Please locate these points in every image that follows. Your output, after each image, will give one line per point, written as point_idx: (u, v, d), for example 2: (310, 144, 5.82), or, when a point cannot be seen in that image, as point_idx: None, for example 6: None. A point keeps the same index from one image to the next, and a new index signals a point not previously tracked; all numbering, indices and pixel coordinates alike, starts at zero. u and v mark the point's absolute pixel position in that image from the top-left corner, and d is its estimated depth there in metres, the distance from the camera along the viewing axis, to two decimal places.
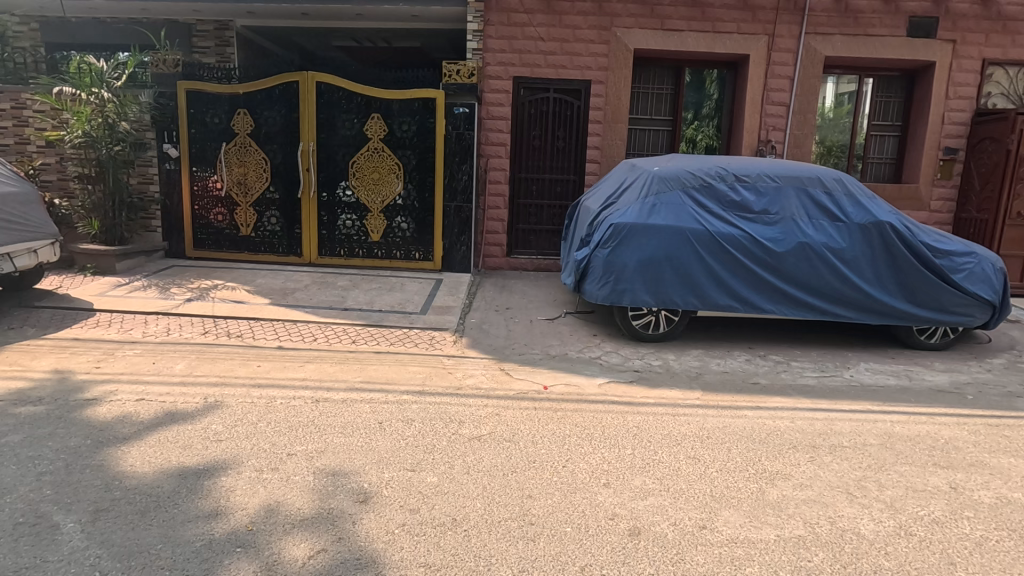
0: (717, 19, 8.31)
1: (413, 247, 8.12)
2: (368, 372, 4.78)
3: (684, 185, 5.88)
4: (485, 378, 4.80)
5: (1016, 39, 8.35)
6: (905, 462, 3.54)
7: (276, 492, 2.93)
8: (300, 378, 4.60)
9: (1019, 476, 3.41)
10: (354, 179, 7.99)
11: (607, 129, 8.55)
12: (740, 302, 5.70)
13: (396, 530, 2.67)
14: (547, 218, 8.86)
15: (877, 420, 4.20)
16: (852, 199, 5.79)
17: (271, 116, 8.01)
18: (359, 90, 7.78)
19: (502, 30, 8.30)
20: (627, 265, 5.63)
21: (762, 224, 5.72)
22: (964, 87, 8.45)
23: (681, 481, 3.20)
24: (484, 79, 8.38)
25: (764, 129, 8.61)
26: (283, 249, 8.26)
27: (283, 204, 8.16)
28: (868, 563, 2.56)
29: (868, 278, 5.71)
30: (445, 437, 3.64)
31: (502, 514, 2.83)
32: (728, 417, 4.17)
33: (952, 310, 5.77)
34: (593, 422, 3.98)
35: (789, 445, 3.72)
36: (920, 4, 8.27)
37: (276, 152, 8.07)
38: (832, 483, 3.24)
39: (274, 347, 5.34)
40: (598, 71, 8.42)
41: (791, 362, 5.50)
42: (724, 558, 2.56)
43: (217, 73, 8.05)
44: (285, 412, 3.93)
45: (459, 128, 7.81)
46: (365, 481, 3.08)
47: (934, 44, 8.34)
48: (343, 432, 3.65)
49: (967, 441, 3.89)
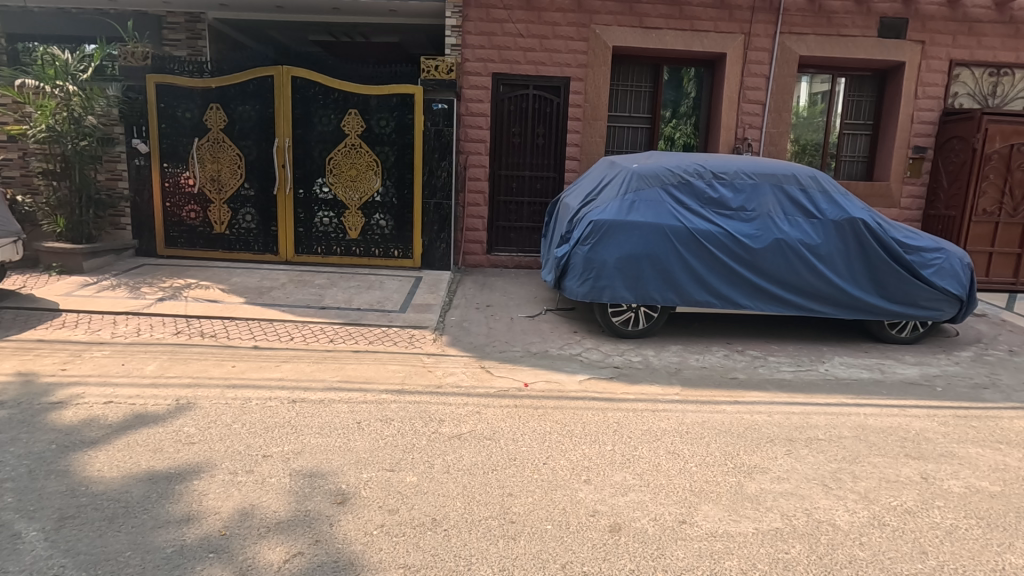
0: (695, 18, 8.38)
1: (392, 245, 8.02)
2: (346, 372, 4.71)
3: (663, 182, 5.91)
4: (466, 376, 4.77)
5: (982, 40, 8.56)
6: (879, 453, 3.61)
7: (251, 496, 2.87)
8: (276, 378, 4.51)
9: (987, 465, 3.51)
10: (331, 175, 7.87)
11: (586, 126, 8.57)
12: (718, 298, 5.76)
13: (375, 531, 2.63)
14: (528, 215, 8.85)
15: (850, 413, 4.28)
16: (827, 196, 5.89)
17: (245, 111, 7.84)
18: (336, 86, 7.66)
19: (481, 25, 8.25)
20: (607, 261, 5.64)
21: (739, 220, 5.79)
22: (932, 87, 8.66)
23: (661, 476, 3.22)
24: (463, 76, 8.34)
25: (741, 127, 8.71)
26: (259, 247, 8.10)
27: (258, 201, 8.00)
28: (843, 554, 2.60)
29: (842, 274, 5.81)
30: (424, 436, 3.60)
31: (481, 513, 2.80)
32: (707, 412, 4.20)
33: (922, 305, 5.90)
34: (574, 419, 3.98)
35: (767, 439, 3.77)
36: (891, 6, 8.44)
37: (250, 148, 7.90)
38: (808, 475, 3.29)
39: (249, 347, 5.23)
40: (578, 68, 8.43)
41: (768, 357, 5.58)
42: (704, 552, 2.57)
43: (188, 67, 7.84)
44: (261, 413, 3.85)
45: (437, 124, 7.73)
46: (343, 482, 3.03)
47: (905, 45, 8.53)
48: (320, 433, 3.59)
49: (937, 432, 3.99)
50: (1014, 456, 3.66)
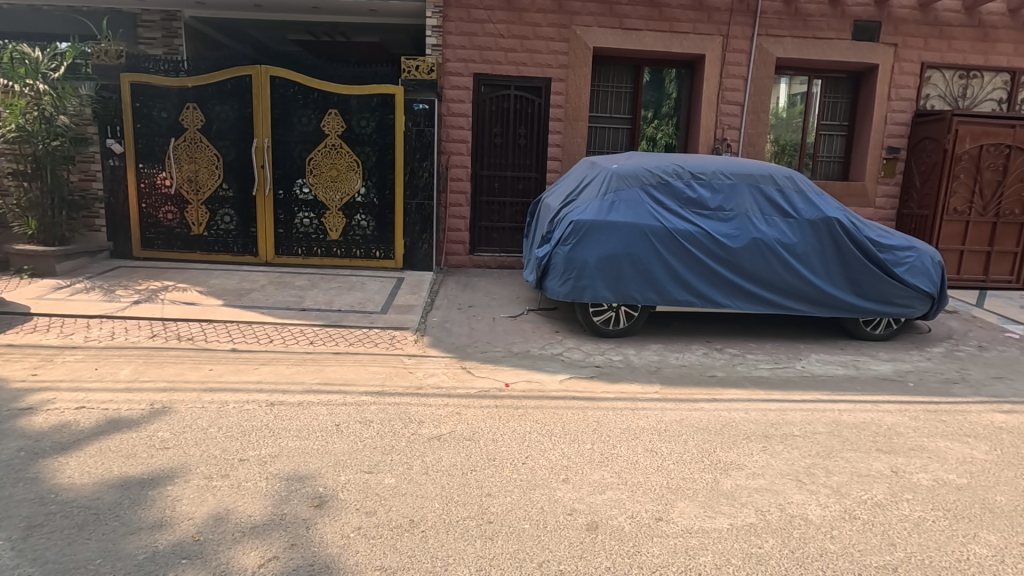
0: (674, 19, 8.46)
1: (373, 246, 7.97)
2: (326, 374, 4.68)
3: (643, 183, 5.97)
4: (446, 377, 4.76)
5: (952, 43, 8.76)
6: (851, 448, 3.69)
7: (226, 500, 2.84)
8: (254, 381, 4.46)
9: (954, 458, 3.60)
10: (311, 176, 7.81)
11: (567, 127, 8.61)
12: (697, 298, 5.82)
13: (352, 534, 2.61)
14: (510, 215, 8.87)
15: (825, 409, 4.36)
16: (803, 196, 5.99)
17: (222, 111, 7.74)
18: (316, 85, 7.60)
19: (462, 26, 8.25)
20: (588, 261, 5.67)
21: (717, 220, 5.87)
22: (905, 89, 8.85)
23: (639, 474, 3.25)
24: (444, 76, 8.33)
25: (720, 128, 8.82)
26: (238, 249, 8.00)
27: (237, 202, 7.90)
28: (815, 547, 2.65)
29: (818, 272, 5.92)
30: (404, 437, 3.60)
31: (459, 514, 2.81)
32: (686, 410, 4.25)
33: (896, 302, 6.04)
34: (553, 419, 4.00)
35: (743, 435, 3.83)
36: (864, 9, 8.61)
37: (228, 148, 7.80)
38: (783, 471, 3.35)
39: (227, 349, 5.17)
40: (559, 69, 8.46)
41: (746, 355, 5.65)
42: (679, 549, 2.61)
43: (164, 65, 7.71)
44: (238, 417, 3.80)
45: (419, 125, 7.69)
46: (321, 485, 3.01)
47: (878, 48, 8.70)
48: (298, 436, 3.56)
49: (908, 427, 4.08)
50: (981, 449, 3.76)
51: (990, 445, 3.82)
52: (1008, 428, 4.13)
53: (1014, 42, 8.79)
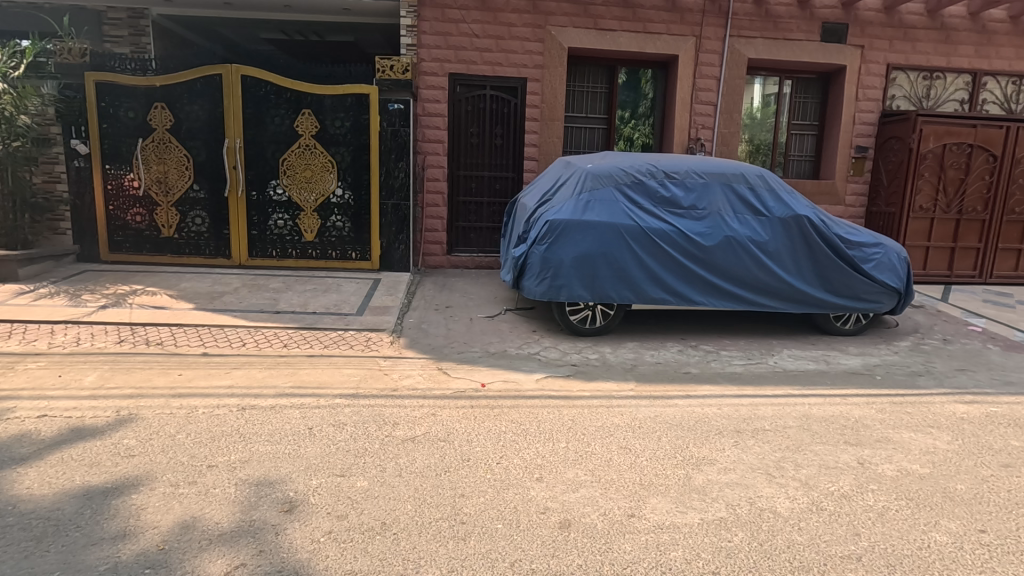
0: (648, 20, 8.54)
1: (350, 247, 7.88)
2: (300, 377, 4.63)
3: (617, 182, 6.01)
4: (422, 378, 4.74)
5: (916, 45, 9.00)
6: (820, 441, 3.76)
7: (193, 508, 2.78)
8: (225, 386, 4.38)
9: (918, 449, 3.70)
10: (285, 177, 7.70)
11: (544, 127, 8.63)
12: (672, 296, 5.88)
13: (322, 538, 2.58)
14: (488, 215, 8.86)
15: (796, 403, 4.45)
16: (774, 194, 6.09)
17: (192, 111, 7.59)
18: (288, 85, 7.50)
19: (436, 26, 8.22)
20: (563, 260, 5.69)
21: (691, 219, 5.94)
22: (871, 89, 9.07)
23: (612, 471, 3.28)
24: (420, 76, 8.30)
25: (694, 128, 8.94)
26: (210, 251, 7.85)
27: (209, 204, 7.75)
28: (782, 539, 2.70)
29: (789, 269, 6.03)
30: (377, 439, 3.57)
31: (432, 515, 2.79)
32: (660, 407, 4.30)
33: (864, 298, 6.18)
34: (529, 418, 4.00)
35: (715, 431, 3.88)
36: (832, 12, 8.80)
37: (199, 149, 7.65)
38: (753, 465, 3.40)
39: (198, 354, 5.07)
40: (534, 69, 8.48)
41: (720, 351, 5.73)
42: (651, 544, 2.63)
43: (131, 64, 7.53)
44: (208, 422, 3.73)
45: (394, 125, 7.63)
46: (292, 490, 2.97)
47: (846, 49, 8.90)
48: (269, 440, 3.50)
49: (875, 419, 4.19)
50: (944, 439, 3.87)
51: (952, 435, 3.93)
52: (969, 418, 4.26)
53: (975, 44, 9.05)
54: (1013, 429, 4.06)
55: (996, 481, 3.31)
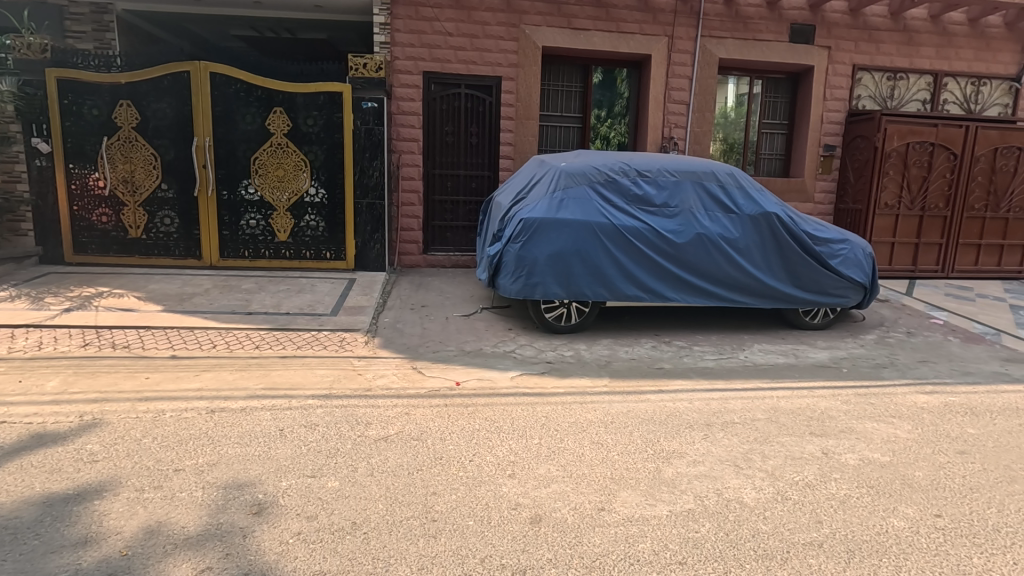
0: (621, 20, 8.62)
1: (324, 247, 7.79)
2: (272, 378, 4.57)
3: (590, 180, 6.06)
4: (397, 378, 4.72)
5: (880, 47, 9.24)
6: (786, 433, 3.85)
7: (158, 512, 2.73)
8: (194, 389, 4.31)
9: (880, 438, 3.81)
10: (256, 176, 7.59)
11: (519, 125, 8.65)
12: (646, 293, 5.96)
13: (291, 539, 2.57)
14: (464, 214, 8.86)
15: (764, 397, 4.54)
16: (744, 192, 6.21)
17: (159, 108, 7.42)
18: (259, 83, 7.39)
19: (410, 24, 8.18)
20: (538, 258, 5.71)
21: (663, 217, 6.02)
22: (838, 89, 9.29)
23: (584, 466, 3.31)
24: (394, 74, 8.25)
25: (667, 127, 9.05)
26: (180, 252, 7.69)
27: (178, 203, 7.59)
28: (747, 528, 2.77)
29: (759, 265, 6.14)
30: (350, 439, 3.55)
31: (403, 514, 2.79)
32: (633, 402, 4.35)
33: (832, 292, 6.33)
34: (503, 415, 4.02)
35: (686, 425, 3.95)
36: (800, 13, 8.99)
37: (167, 148, 7.49)
38: (721, 457, 3.47)
39: (166, 356, 4.97)
40: (509, 68, 8.49)
41: (693, 347, 5.82)
42: (620, 537, 2.67)
43: (94, 60, 7.33)
44: (175, 426, 3.66)
45: (368, 123, 7.56)
46: (261, 492, 2.94)
47: (813, 50, 9.10)
48: (239, 442, 3.46)
49: (840, 410, 4.30)
50: (904, 428, 4.00)
51: (912, 424, 4.07)
52: (928, 408, 4.41)
53: (936, 46, 9.33)
54: (970, 418, 4.22)
55: (952, 467, 3.43)
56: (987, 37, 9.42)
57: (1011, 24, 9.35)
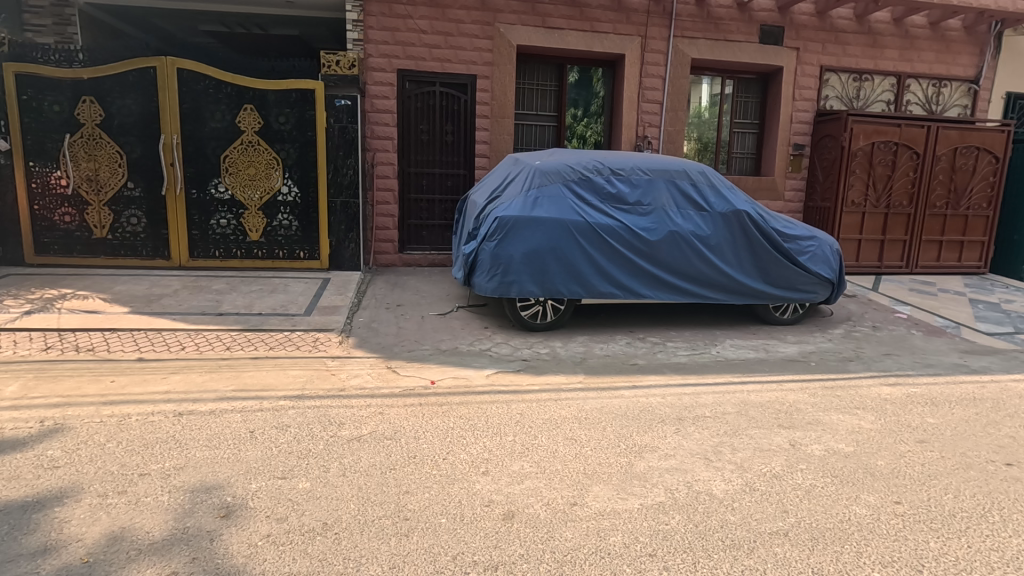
0: (594, 19, 8.68)
1: (297, 247, 7.68)
2: (243, 380, 4.50)
3: (565, 179, 6.09)
4: (371, 377, 4.69)
5: (847, 49, 9.48)
6: (755, 426, 3.94)
7: (123, 517, 2.67)
8: (162, 392, 4.21)
9: (845, 429, 3.92)
10: (226, 175, 7.44)
11: (494, 124, 8.64)
12: (620, 290, 6.02)
13: (261, 542, 2.53)
14: (439, 213, 8.82)
15: (735, 391, 4.63)
16: (715, 190, 6.31)
17: (124, 105, 7.22)
18: (228, 79, 7.25)
19: (384, 21, 8.12)
20: (513, 256, 5.71)
21: (637, 215, 6.08)
22: (807, 90, 9.50)
23: (557, 462, 3.34)
24: (367, 72, 8.18)
25: (641, 126, 9.15)
26: (148, 252, 7.50)
27: (145, 202, 7.40)
28: (716, 519, 2.82)
29: (730, 262, 6.25)
30: (322, 440, 3.52)
31: (375, 513, 2.78)
32: (607, 398, 4.40)
33: (800, 288, 6.48)
34: (477, 413, 4.02)
35: (658, 419, 4.01)
36: (769, 14, 9.16)
37: (132, 145, 7.30)
38: (692, 451, 3.53)
39: (133, 359, 4.86)
40: (483, 66, 8.48)
41: (666, 343, 5.90)
42: (591, 531, 2.70)
43: (54, 55, 7.11)
44: (141, 430, 3.58)
45: (341, 121, 7.47)
46: (230, 494, 2.89)
47: (782, 51, 9.28)
48: (207, 445, 3.40)
49: (807, 403, 4.41)
50: (868, 419, 4.12)
51: (875, 415, 4.19)
52: (891, 399, 4.55)
53: (899, 48, 9.61)
54: (930, 408, 4.37)
55: (912, 456, 3.55)
56: (947, 40, 9.73)
57: (969, 27, 9.68)
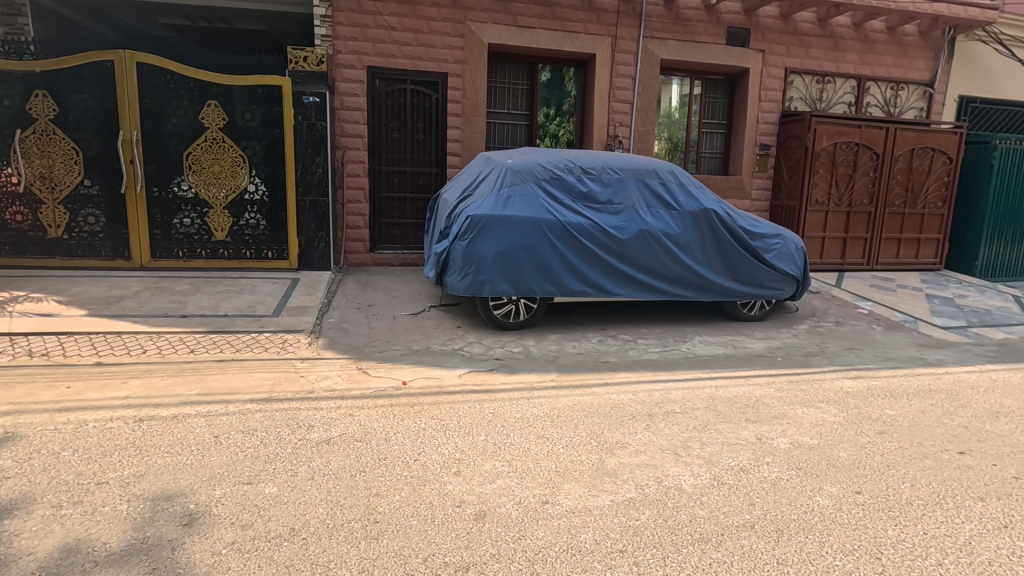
0: (565, 19, 8.72)
1: (265, 246, 7.51)
2: (208, 383, 4.37)
3: (536, 178, 6.10)
4: (341, 379, 4.62)
5: (810, 51, 9.73)
6: (723, 420, 4.01)
7: (78, 529, 2.57)
8: (121, 397, 4.07)
9: (809, 422, 4.03)
10: (190, 172, 7.23)
11: (466, 122, 8.60)
12: (592, 288, 6.05)
13: (225, 550, 2.47)
14: (411, 211, 8.74)
15: (704, 386, 4.72)
16: (684, 189, 6.40)
17: (80, 99, 6.96)
18: (191, 74, 7.05)
19: (353, 17, 8.01)
20: (485, 255, 5.69)
21: (608, 213, 6.13)
22: (772, 91, 9.72)
23: (529, 460, 3.34)
24: (336, 68, 8.05)
25: (612, 125, 9.23)
26: (106, 252, 7.22)
27: (103, 201, 7.14)
28: (685, 514, 2.86)
29: (699, 260, 6.36)
30: (290, 443, 3.45)
31: (344, 517, 2.73)
32: (579, 395, 4.42)
33: (767, 285, 6.63)
34: (449, 413, 4.00)
35: (629, 415, 4.05)
36: (736, 17, 9.34)
37: (89, 141, 7.04)
38: (662, 446, 3.57)
39: (91, 363, 4.68)
40: (455, 64, 8.43)
41: (638, 340, 5.97)
42: (562, 529, 2.70)
43: (4, 47, 6.81)
44: (98, 437, 3.44)
45: (309, 118, 7.33)
46: (192, 502, 2.81)
47: (749, 53, 9.47)
48: (169, 452, 3.29)
49: (773, 397, 4.52)
50: (831, 412, 4.24)
51: (837, 408, 4.31)
52: (853, 392, 4.69)
53: (859, 51, 9.91)
54: (889, 400, 4.52)
55: (872, 447, 3.66)
56: (904, 45, 10.07)
57: (924, 33, 10.04)
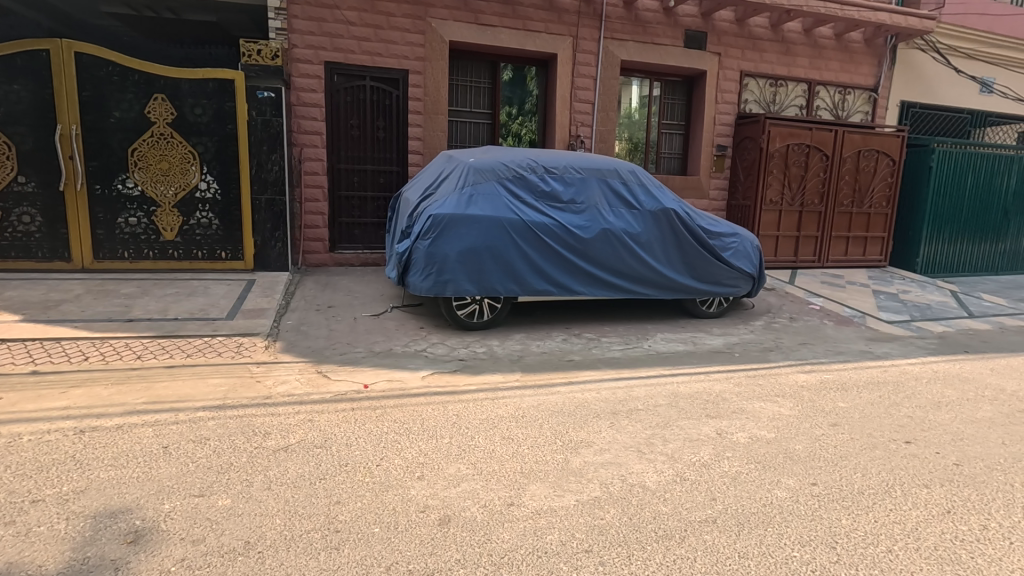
0: (527, 18, 8.72)
1: (218, 246, 7.22)
2: (156, 391, 4.16)
3: (499, 177, 6.07)
4: (300, 383, 4.48)
5: (763, 55, 10.03)
6: (685, 416, 4.08)
7: (9, 552, 2.39)
8: (60, 408, 3.82)
9: (766, 416, 4.14)
10: (136, 169, 6.89)
11: (427, 120, 8.48)
12: (556, 287, 6.07)
13: (174, 567, 2.34)
14: (372, 211, 8.57)
15: (666, 383, 4.79)
16: (644, 189, 6.49)
17: (12, 91, 6.53)
18: (136, 66, 6.72)
19: (309, 10, 7.78)
20: (448, 255, 5.62)
21: (571, 213, 6.16)
22: (728, 94, 9.99)
23: (494, 462, 3.31)
24: (291, 63, 7.81)
25: (574, 125, 9.29)
26: (43, 254, 6.80)
27: (39, 198, 6.71)
28: (649, 510, 2.89)
29: (659, 258, 6.46)
30: (246, 452, 3.31)
31: (303, 527, 2.64)
32: (544, 395, 4.41)
33: (725, 283, 6.78)
34: (413, 416, 3.92)
35: (593, 414, 4.07)
36: (693, 20, 9.54)
37: (23, 135, 6.62)
38: (626, 444, 3.60)
39: (26, 372, 4.39)
40: (415, 61, 8.31)
41: (601, 338, 6.01)
42: (528, 531, 2.68)
43: None
44: (34, 452, 3.22)
45: (264, 114, 7.08)
46: (138, 518, 2.66)
47: (706, 56, 9.69)
48: (112, 465, 3.11)
49: (732, 392, 4.62)
50: (787, 405, 4.36)
51: (793, 402, 4.45)
52: (807, 385, 4.85)
53: (809, 56, 10.28)
54: (840, 393, 4.68)
55: (826, 439, 3.78)
56: (851, 51, 10.50)
57: (869, 40, 10.49)
